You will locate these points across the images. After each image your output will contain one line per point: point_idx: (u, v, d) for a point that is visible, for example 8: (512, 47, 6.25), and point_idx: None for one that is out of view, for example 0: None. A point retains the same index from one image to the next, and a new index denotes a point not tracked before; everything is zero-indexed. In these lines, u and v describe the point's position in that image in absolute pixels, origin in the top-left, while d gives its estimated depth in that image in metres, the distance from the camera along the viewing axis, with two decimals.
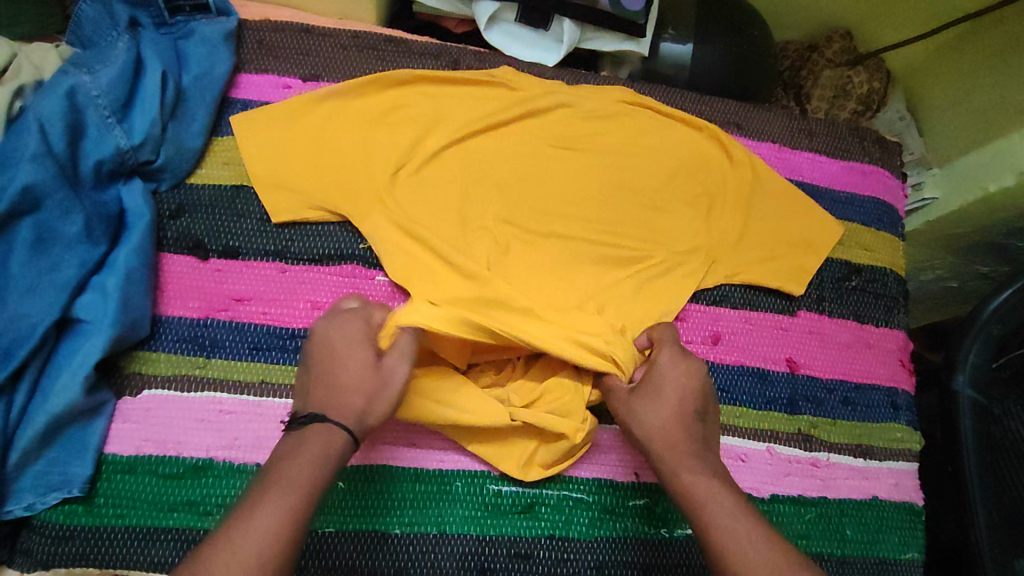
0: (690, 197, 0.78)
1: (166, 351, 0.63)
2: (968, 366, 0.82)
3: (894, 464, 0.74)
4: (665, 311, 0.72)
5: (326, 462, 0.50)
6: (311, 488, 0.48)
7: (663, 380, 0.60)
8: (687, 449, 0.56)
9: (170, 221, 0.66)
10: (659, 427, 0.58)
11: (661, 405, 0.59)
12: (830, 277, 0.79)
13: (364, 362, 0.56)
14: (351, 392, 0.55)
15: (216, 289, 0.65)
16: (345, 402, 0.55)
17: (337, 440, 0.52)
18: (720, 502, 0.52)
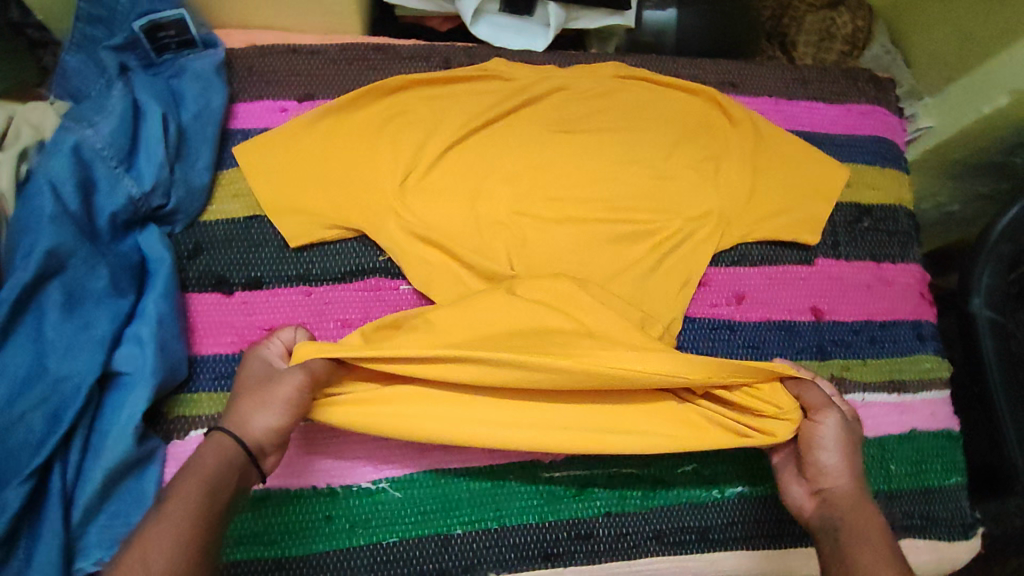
0: (695, 163, 0.79)
1: (206, 389, 0.63)
2: (983, 288, 0.85)
3: (928, 394, 0.75)
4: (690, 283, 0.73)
5: (216, 469, 0.52)
6: (200, 493, 0.50)
7: (853, 431, 0.62)
8: (864, 501, 0.57)
9: (189, 261, 0.67)
10: (843, 476, 0.58)
11: (850, 455, 0.59)
12: (843, 222, 0.80)
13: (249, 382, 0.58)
14: (243, 403, 0.56)
15: (246, 321, 0.66)
16: (235, 407, 0.56)
17: (217, 444, 0.53)
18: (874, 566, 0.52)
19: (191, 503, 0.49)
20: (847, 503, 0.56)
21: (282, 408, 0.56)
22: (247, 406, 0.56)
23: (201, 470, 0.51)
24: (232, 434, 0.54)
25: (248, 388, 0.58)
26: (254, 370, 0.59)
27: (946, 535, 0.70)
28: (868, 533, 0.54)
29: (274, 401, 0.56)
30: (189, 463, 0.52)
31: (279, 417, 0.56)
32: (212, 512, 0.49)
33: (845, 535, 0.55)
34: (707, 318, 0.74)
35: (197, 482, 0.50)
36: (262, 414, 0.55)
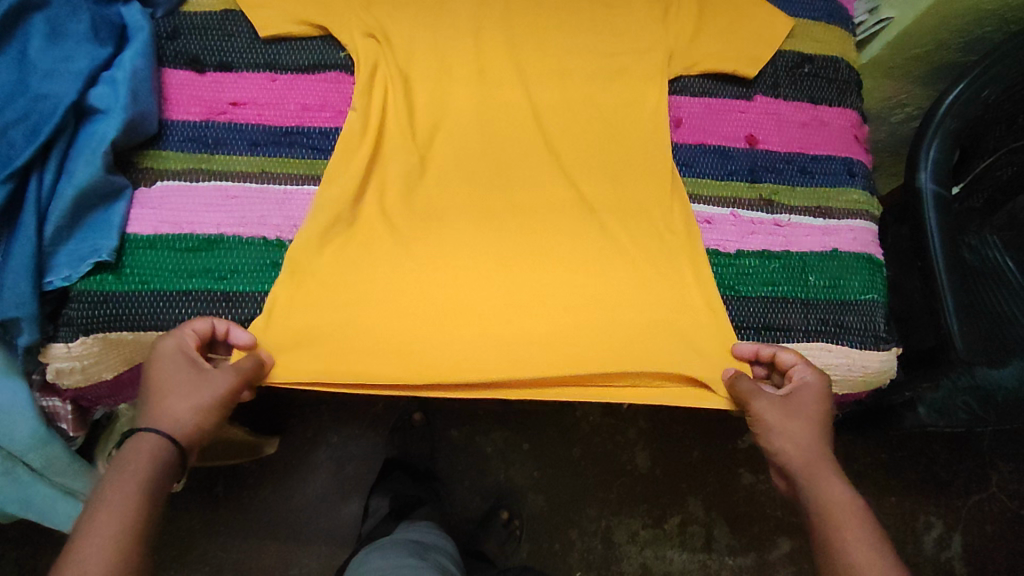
0: (646, 4, 0.84)
1: (174, 149, 0.69)
2: (931, 161, 0.95)
3: (854, 222, 0.78)
4: (653, 149, 0.77)
5: (149, 473, 0.54)
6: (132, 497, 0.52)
7: (806, 402, 0.65)
8: (826, 473, 0.61)
9: (168, 42, 0.73)
10: (800, 449, 0.63)
11: (801, 423, 0.64)
12: (783, 66, 0.84)
13: (175, 376, 0.59)
14: (165, 395, 0.58)
15: (214, 97, 0.72)
16: (161, 410, 0.57)
17: (150, 449, 0.55)
18: (855, 536, 0.57)
19: (124, 510, 0.51)
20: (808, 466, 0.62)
21: (203, 408, 0.58)
22: (170, 399, 0.58)
23: (131, 475, 0.53)
24: (160, 432, 0.56)
25: (169, 378, 0.59)
26: (178, 362, 0.59)
27: (858, 342, 0.73)
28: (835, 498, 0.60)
29: (206, 396, 0.59)
30: (119, 464, 0.54)
31: (201, 410, 0.58)
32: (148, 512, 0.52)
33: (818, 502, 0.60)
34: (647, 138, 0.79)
35: (121, 490, 0.52)
36: (184, 410, 0.58)
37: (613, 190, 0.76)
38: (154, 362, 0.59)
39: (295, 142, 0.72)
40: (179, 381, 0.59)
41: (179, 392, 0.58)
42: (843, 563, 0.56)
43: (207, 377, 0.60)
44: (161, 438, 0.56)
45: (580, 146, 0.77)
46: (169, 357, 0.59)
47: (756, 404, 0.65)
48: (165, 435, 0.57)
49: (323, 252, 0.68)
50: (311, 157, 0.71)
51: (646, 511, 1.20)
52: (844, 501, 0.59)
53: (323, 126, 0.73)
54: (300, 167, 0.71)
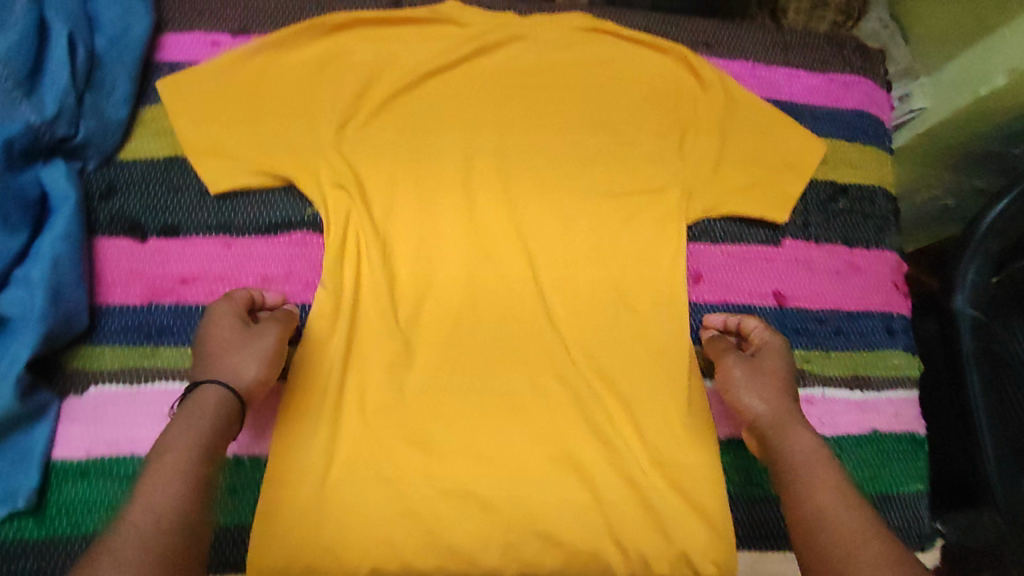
0: (662, 128, 0.73)
1: (110, 344, 0.58)
2: (968, 285, 0.81)
3: (894, 393, 0.71)
4: (671, 314, 0.67)
5: (208, 429, 0.49)
6: (196, 442, 0.48)
7: (770, 363, 0.63)
8: (794, 421, 0.58)
9: (101, 203, 0.61)
10: (768, 405, 0.60)
11: (761, 382, 0.61)
12: (815, 201, 0.74)
13: (231, 324, 0.56)
14: (223, 350, 0.55)
15: (158, 272, 0.60)
16: (220, 360, 0.54)
17: (215, 400, 0.51)
18: (819, 482, 0.52)
19: (188, 470, 0.47)
20: (778, 425, 0.58)
21: (261, 362, 0.55)
22: (229, 356, 0.55)
23: (194, 424, 0.49)
24: (220, 381, 0.53)
25: (221, 334, 0.56)
26: (235, 319, 0.57)
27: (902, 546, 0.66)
28: (813, 457, 0.54)
29: (261, 353, 0.56)
30: (181, 418, 0.50)
31: (262, 363, 0.55)
32: (206, 467, 0.48)
33: (794, 455, 0.55)
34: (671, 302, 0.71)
35: (184, 446, 0.48)
36: (243, 362, 0.54)
37: (629, 367, 0.65)
38: (211, 324, 0.57)
39: None
40: (236, 337, 0.56)
41: (236, 347, 0.55)
42: (816, 500, 0.51)
43: (263, 335, 0.57)
44: (223, 387, 0.52)
45: (592, 310, 0.67)
46: (227, 315, 0.57)
47: (725, 362, 0.64)
48: (226, 386, 0.53)
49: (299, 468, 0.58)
50: None
51: None
52: (811, 450, 0.55)
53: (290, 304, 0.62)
54: None
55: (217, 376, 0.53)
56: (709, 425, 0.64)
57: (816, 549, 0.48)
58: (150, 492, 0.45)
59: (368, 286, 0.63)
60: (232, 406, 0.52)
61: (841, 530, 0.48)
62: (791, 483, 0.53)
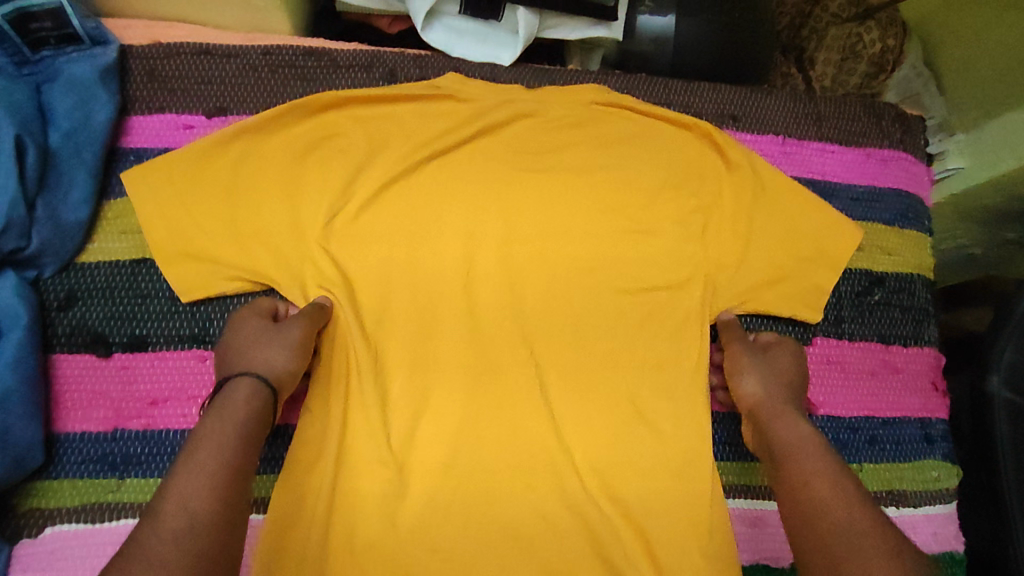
0: (682, 214, 0.66)
1: (69, 476, 0.53)
2: (1004, 367, 0.72)
3: (932, 509, 0.65)
4: (691, 427, 0.61)
5: (243, 420, 0.50)
6: (233, 436, 0.48)
7: (779, 360, 0.63)
8: (787, 412, 0.59)
9: (59, 314, 0.55)
10: (770, 396, 0.60)
11: (766, 375, 0.62)
12: (849, 293, 0.68)
13: (255, 323, 0.55)
14: (249, 345, 0.54)
15: (124, 393, 0.55)
16: (248, 356, 0.54)
17: (244, 394, 0.51)
18: (817, 468, 0.53)
19: (221, 458, 0.46)
20: (779, 415, 0.59)
21: (291, 350, 0.54)
22: (260, 346, 0.54)
23: (225, 419, 0.49)
24: (253, 374, 0.52)
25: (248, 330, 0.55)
26: (258, 318, 0.56)
27: None
28: (811, 445, 0.55)
29: (287, 341, 0.54)
30: (214, 411, 0.49)
31: (290, 351, 0.54)
32: (240, 459, 0.47)
33: (789, 448, 0.56)
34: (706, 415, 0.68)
35: (217, 436, 0.47)
36: (272, 353, 0.54)
37: (645, 489, 0.60)
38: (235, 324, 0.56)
39: None
40: (262, 331, 0.55)
41: (262, 340, 0.54)
42: (812, 484, 0.52)
43: (288, 323, 0.55)
44: (257, 380, 0.52)
45: (603, 421, 0.62)
46: (249, 315, 0.56)
47: (730, 347, 0.64)
48: (260, 378, 0.52)
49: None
50: None
51: None
52: (810, 438, 0.56)
53: None
54: None
55: (250, 368, 0.53)
56: (733, 558, 0.58)
57: (814, 531, 0.50)
58: (183, 483, 0.44)
59: (359, 403, 0.58)
60: (263, 398, 0.52)
61: (833, 517, 0.49)
62: (791, 470, 0.54)
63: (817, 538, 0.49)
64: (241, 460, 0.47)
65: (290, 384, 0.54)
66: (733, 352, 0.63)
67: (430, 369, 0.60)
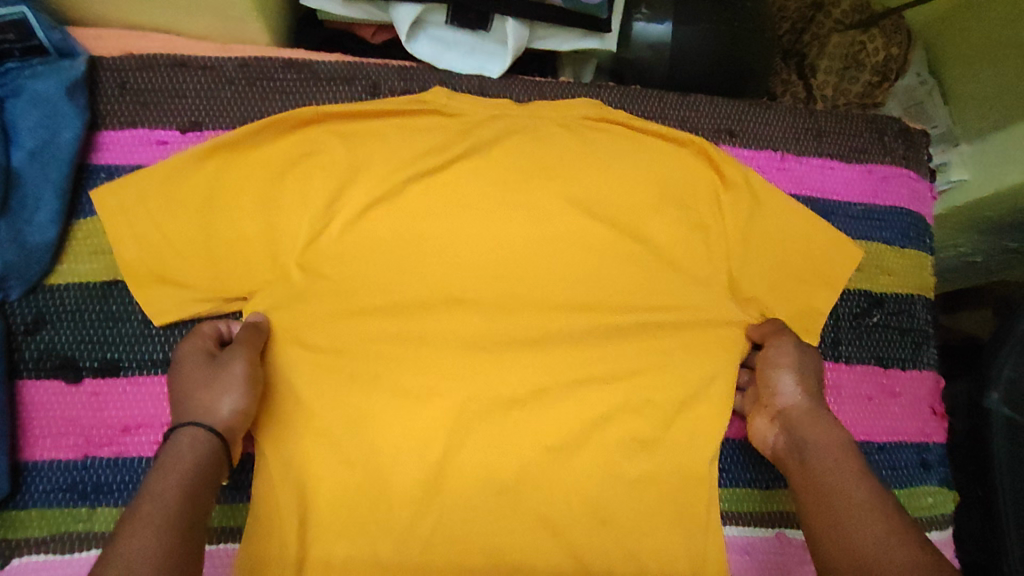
0: (674, 233, 0.64)
1: (38, 506, 0.51)
2: (1002, 382, 0.74)
3: (926, 535, 0.64)
4: (675, 450, 0.61)
5: (194, 466, 0.49)
6: (183, 482, 0.47)
7: (810, 357, 0.62)
8: (825, 415, 0.58)
9: (27, 338, 0.53)
10: (803, 397, 0.59)
11: (799, 372, 0.60)
12: (846, 315, 0.66)
13: (197, 363, 0.53)
14: (193, 390, 0.52)
15: (95, 419, 0.53)
16: (192, 402, 0.52)
17: (192, 441, 0.50)
18: (850, 482, 0.52)
19: (169, 505, 0.46)
20: (813, 417, 0.58)
21: (237, 392, 0.52)
22: (202, 391, 0.52)
23: (174, 464, 0.48)
24: (194, 422, 0.50)
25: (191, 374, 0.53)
26: (200, 357, 0.54)
27: None
28: (842, 456, 0.55)
29: (234, 381, 0.52)
30: (163, 458, 0.49)
31: (235, 394, 0.52)
32: (190, 503, 0.47)
33: (824, 459, 0.55)
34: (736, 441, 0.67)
35: (166, 483, 0.47)
36: (217, 398, 0.52)
37: (630, 515, 0.60)
38: (176, 364, 0.54)
39: None
40: (206, 371, 0.53)
41: (205, 383, 0.52)
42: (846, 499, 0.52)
43: (230, 359, 0.53)
44: (200, 426, 0.50)
45: (589, 447, 0.61)
46: (191, 353, 0.54)
47: (768, 355, 0.61)
48: (205, 425, 0.51)
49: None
50: None
51: None
52: (843, 445, 0.55)
53: None
54: None
55: (193, 416, 0.51)
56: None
57: (843, 547, 0.50)
58: (131, 535, 0.43)
59: (343, 426, 0.58)
60: (212, 441, 0.50)
61: (868, 532, 0.49)
62: (828, 482, 0.53)
63: (851, 565, 0.48)
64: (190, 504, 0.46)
65: (240, 429, 0.52)
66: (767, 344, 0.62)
67: (413, 391, 0.59)
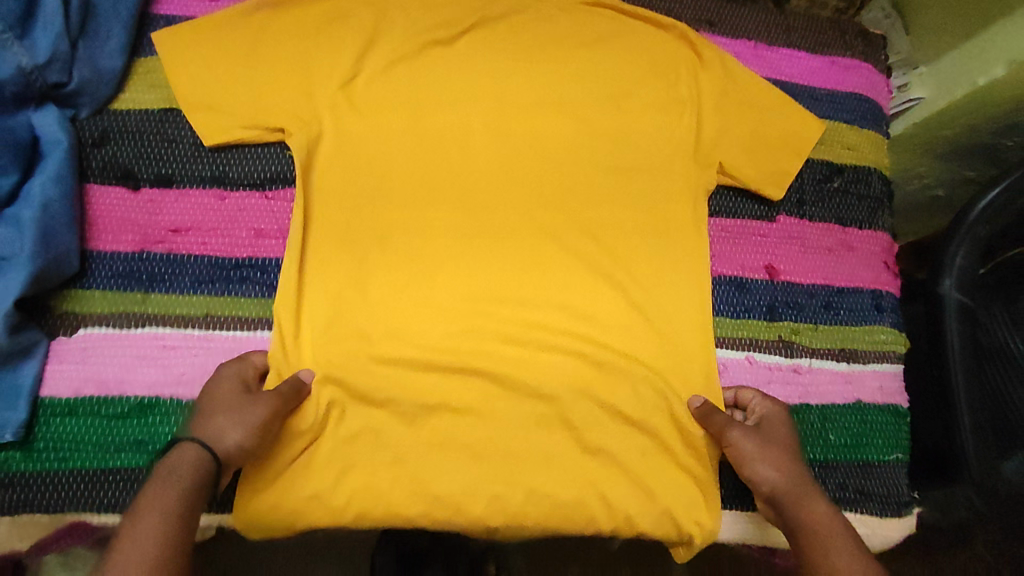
0: (659, 100, 0.73)
1: (100, 288, 0.59)
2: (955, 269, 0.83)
3: (880, 366, 0.71)
4: (657, 285, 0.69)
5: (191, 489, 0.49)
6: (175, 509, 0.48)
7: (776, 434, 0.63)
8: (808, 490, 0.59)
9: (93, 150, 0.61)
10: (779, 475, 0.60)
11: (770, 451, 0.61)
12: (811, 179, 0.75)
13: (234, 390, 0.56)
14: (217, 411, 0.55)
15: (150, 221, 0.61)
16: (211, 421, 0.54)
17: (193, 464, 0.51)
18: (838, 553, 0.55)
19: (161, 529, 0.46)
20: (793, 493, 0.59)
21: (251, 431, 0.55)
22: (218, 417, 0.54)
23: (169, 486, 0.49)
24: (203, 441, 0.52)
25: (223, 398, 0.56)
26: (239, 388, 0.57)
27: (879, 511, 0.68)
28: (829, 530, 0.56)
29: (253, 420, 0.55)
30: (158, 476, 0.49)
31: (249, 431, 0.55)
32: (182, 527, 0.48)
33: (807, 532, 0.57)
34: (724, 278, 0.71)
35: (159, 505, 0.48)
36: (231, 428, 0.54)
37: (618, 336, 0.67)
38: (221, 380, 0.58)
39: (246, 278, 0.62)
40: (236, 401, 0.56)
41: (229, 411, 0.55)
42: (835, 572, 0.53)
43: (262, 402, 0.56)
44: (207, 451, 0.52)
45: (583, 277, 0.68)
46: (234, 380, 0.57)
47: (729, 435, 0.62)
48: (211, 450, 0.52)
49: (296, 417, 0.61)
50: (266, 296, 0.62)
51: None
52: (831, 519, 0.57)
53: (277, 257, 0.63)
54: (253, 310, 0.62)
55: (202, 437, 0.53)
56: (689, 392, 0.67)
57: None
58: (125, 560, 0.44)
59: (361, 245, 0.65)
60: (211, 466, 0.52)
61: None
62: (817, 559, 0.55)
63: None
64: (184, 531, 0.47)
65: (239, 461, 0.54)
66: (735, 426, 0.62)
67: (427, 225, 0.67)
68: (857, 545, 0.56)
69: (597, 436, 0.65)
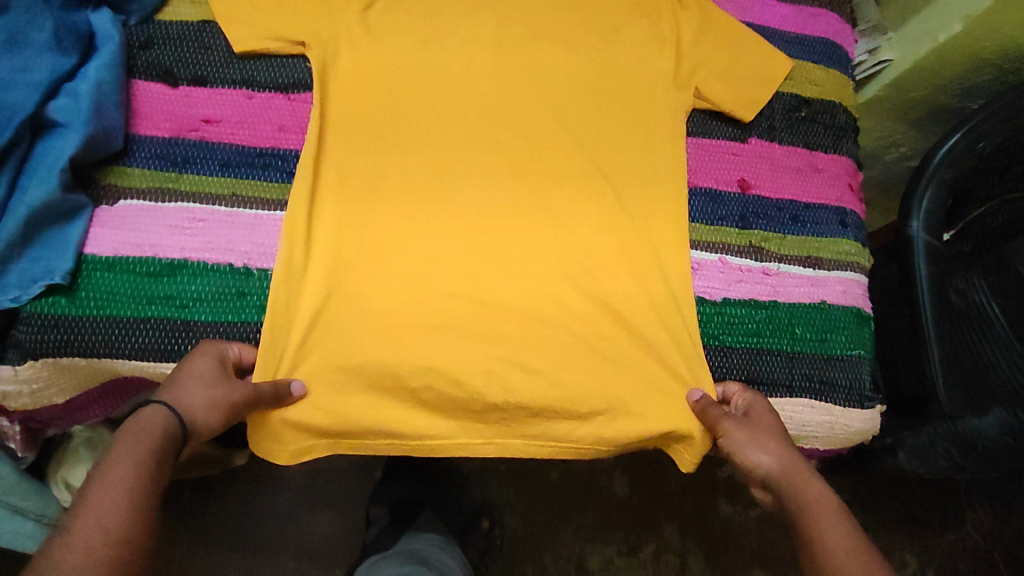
0: (642, 33, 0.81)
1: (139, 166, 0.67)
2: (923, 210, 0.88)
3: (844, 274, 0.78)
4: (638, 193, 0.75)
5: (161, 451, 0.53)
6: (145, 466, 0.51)
7: (764, 419, 0.66)
8: (804, 471, 0.61)
9: (140, 51, 0.70)
10: (775, 458, 0.62)
11: (760, 434, 0.64)
12: (780, 109, 0.82)
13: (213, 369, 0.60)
14: (194, 383, 0.58)
15: (186, 113, 0.69)
16: (186, 390, 0.57)
17: (165, 426, 0.54)
18: (830, 528, 0.56)
19: (129, 483, 0.50)
20: (791, 475, 0.61)
21: (222, 411, 0.59)
22: (194, 386, 0.58)
23: (140, 444, 0.52)
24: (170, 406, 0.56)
25: (202, 374, 0.59)
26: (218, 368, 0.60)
27: (843, 400, 0.74)
28: (824, 507, 0.58)
29: (227, 402, 0.59)
30: (128, 434, 0.53)
31: (221, 412, 0.58)
32: (154, 482, 0.51)
33: (798, 507, 0.59)
34: (700, 190, 0.78)
35: (130, 457, 0.51)
36: (205, 403, 0.57)
37: (601, 236, 0.73)
38: (198, 357, 0.60)
39: (268, 165, 0.69)
40: (213, 378, 0.59)
41: (206, 386, 0.58)
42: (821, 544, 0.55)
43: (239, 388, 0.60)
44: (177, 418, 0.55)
45: (571, 183, 0.75)
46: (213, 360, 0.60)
47: (722, 425, 0.65)
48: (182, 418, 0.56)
49: (305, 289, 0.67)
50: (284, 182, 0.70)
51: (622, 536, 1.12)
52: (823, 496, 0.59)
53: (297, 149, 0.71)
54: (272, 193, 0.69)
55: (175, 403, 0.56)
56: (668, 287, 0.72)
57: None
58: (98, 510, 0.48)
59: (372, 145, 0.72)
60: (178, 434, 0.55)
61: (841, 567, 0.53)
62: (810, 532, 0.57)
63: None
64: (154, 483, 0.51)
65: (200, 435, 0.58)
66: (725, 416, 0.66)
67: (432, 132, 0.74)
68: (849, 521, 0.57)
69: (581, 322, 0.71)
